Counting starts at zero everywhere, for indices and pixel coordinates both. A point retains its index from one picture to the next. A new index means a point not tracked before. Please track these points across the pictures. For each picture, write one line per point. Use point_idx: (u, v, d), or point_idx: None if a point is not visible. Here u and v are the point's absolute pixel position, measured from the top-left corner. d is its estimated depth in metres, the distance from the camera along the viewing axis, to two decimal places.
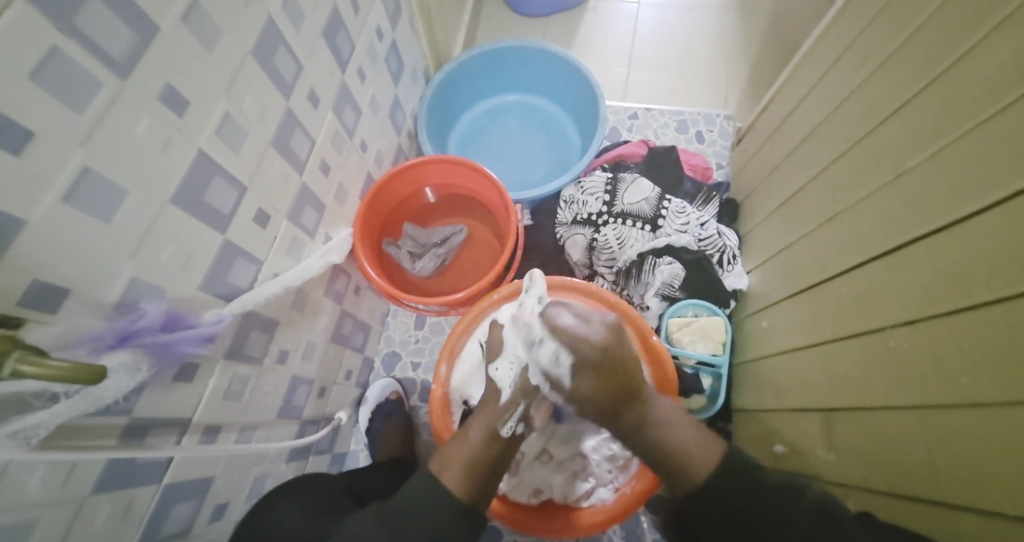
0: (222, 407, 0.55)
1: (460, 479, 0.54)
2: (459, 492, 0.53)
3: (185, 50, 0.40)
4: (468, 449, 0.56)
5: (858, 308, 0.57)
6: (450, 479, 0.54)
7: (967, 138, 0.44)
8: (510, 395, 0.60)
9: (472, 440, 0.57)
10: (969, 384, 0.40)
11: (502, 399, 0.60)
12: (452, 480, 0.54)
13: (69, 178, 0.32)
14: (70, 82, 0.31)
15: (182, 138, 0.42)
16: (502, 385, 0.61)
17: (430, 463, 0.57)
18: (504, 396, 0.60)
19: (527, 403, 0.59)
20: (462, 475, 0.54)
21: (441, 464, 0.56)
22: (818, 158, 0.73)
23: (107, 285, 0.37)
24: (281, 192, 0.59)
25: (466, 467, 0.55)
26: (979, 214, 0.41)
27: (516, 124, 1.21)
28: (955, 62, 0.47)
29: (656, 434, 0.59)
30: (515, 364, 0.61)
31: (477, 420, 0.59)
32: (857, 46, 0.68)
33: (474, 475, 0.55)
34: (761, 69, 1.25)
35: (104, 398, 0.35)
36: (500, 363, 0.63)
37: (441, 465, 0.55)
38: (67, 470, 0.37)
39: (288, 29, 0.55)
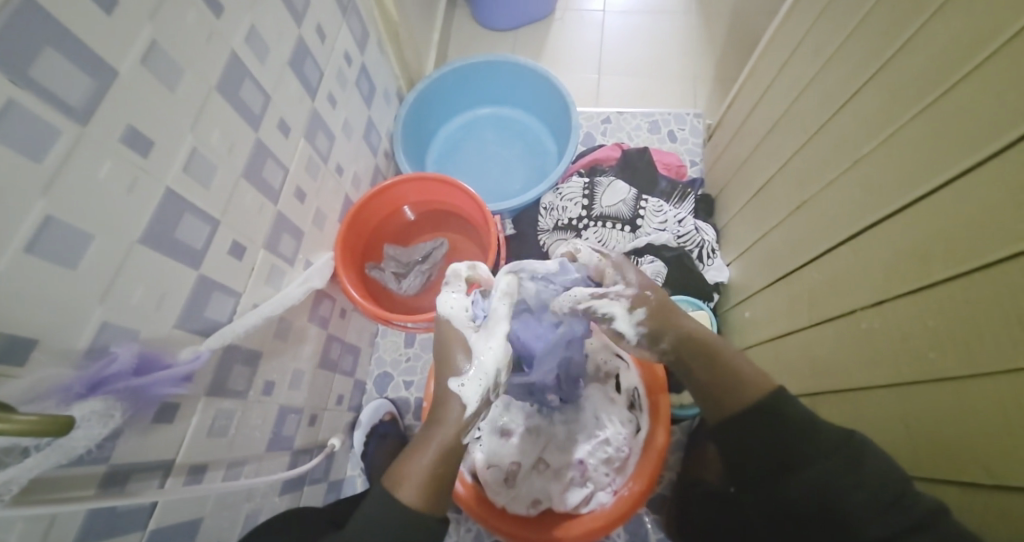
0: (207, 445, 0.54)
1: (415, 491, 0.49)
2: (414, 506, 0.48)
3: (147, 90, 0.40)
4: (426, 465, 0.50)
5: (829, 294, 0.59)
6: (406, 496, 0.49)
7: (914, 123, 0.46)
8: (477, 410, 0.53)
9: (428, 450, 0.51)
10: (936, 360, 0.41)
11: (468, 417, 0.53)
12: (406, 493, 0.49)
13: (32, 227, 0.32)
14: (26, 134, 0.31)
15: (149, 178, 0.42)
16: (470, 403, 0.52)
17: (384, 477, 0.51)
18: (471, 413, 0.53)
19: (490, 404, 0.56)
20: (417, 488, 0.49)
21: (396, 476, 0.50)
22: (782, 150, 0.75)
23: (76, 332, 0.36)
24: (256, 222, 0.59)
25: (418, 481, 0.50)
26: (930, 195, 0.43)
27: (491, 136, 1.22)
28: (898, 50, 0.49)
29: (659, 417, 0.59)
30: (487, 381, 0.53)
31: (439, 428, 0.53)
32: (808, 40, 0.70)
33: (433, 492, 0.50)
34: (727, 67, 1.28)
35: (75, 449, 0.35)
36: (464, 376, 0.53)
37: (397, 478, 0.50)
38: (45, 525, 0.36)
39: (253, 61, 0.55)
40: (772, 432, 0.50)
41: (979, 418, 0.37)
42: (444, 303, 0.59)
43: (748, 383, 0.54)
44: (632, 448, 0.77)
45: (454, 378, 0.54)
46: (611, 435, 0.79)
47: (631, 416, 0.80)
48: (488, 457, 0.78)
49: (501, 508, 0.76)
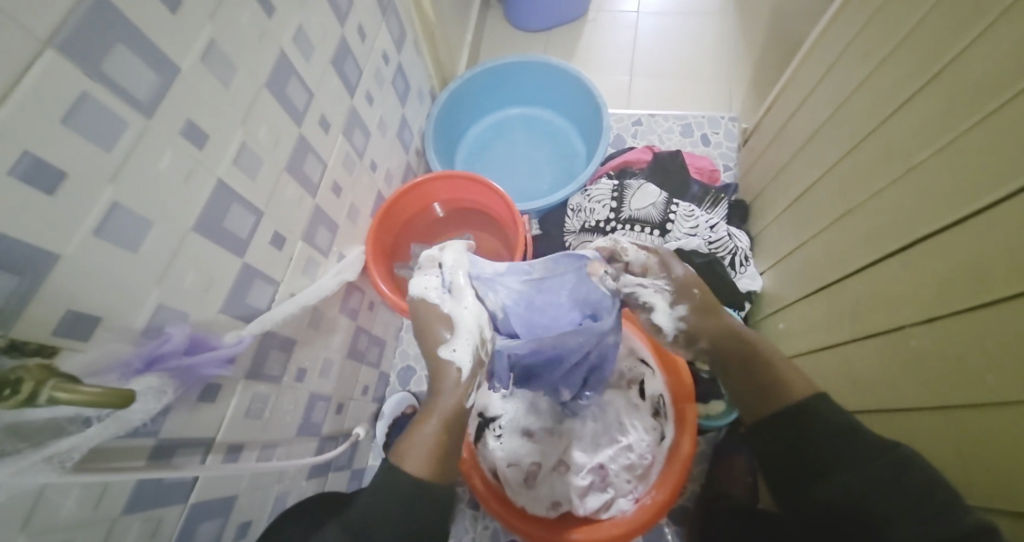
0: (244, 426, 0.56)
1: (427, 463, 0.49)
2: (425, 477, 0.48)
3: (205, 86, 0.42)
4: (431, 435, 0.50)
5: (874, 307, 0.57)
6: (416, 467, 0.48)
7: (973, 133, 0.45)
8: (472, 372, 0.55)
9: (435, 418, 0.51)
10: (993, 383, 0.40)
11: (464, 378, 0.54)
12: (413, 466, 0.48)
13: (100, 212, 0.34)
14: (97, 124, 0.33)
15: (203, 169, 0.44)
16: (462, 364, 0.54)
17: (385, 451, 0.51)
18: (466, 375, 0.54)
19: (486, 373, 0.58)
20: (431, 462, 0.49)
21: (400, 451, 0.49)
22: (824, 157, 0.73)
23: (134, 312, 0.39)
24: (296, 214, 0.61)
25: (427, 453, 0.49)
26: (993, 208, 0.41)
27: (521, 136, 1.23)
28: (957, 57, 0.48)
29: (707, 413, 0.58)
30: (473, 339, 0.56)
31: (440, 399, 0.53)
32: (856, 45, 0.69)
33: (441, 463, 0.49)
34: (765, 70, 1.26)
35: (131, 421, 0.37)
36: (455, 342, 0.56)
37: (398, 452, 0.49)
38: (98, 492, 0.39)
39: (299, 59, 0.57)
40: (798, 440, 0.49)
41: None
42: (419, 285, 0.62)
43: (787, 385, 0.53)
44: (655, 456, 0.78)
45: (446, 345, 0.55)
46: (634, 441, 0.78)
47: (655, 424, 0.80)
48: (508, 456, 0.80)
49: (520, 507, 0.77)
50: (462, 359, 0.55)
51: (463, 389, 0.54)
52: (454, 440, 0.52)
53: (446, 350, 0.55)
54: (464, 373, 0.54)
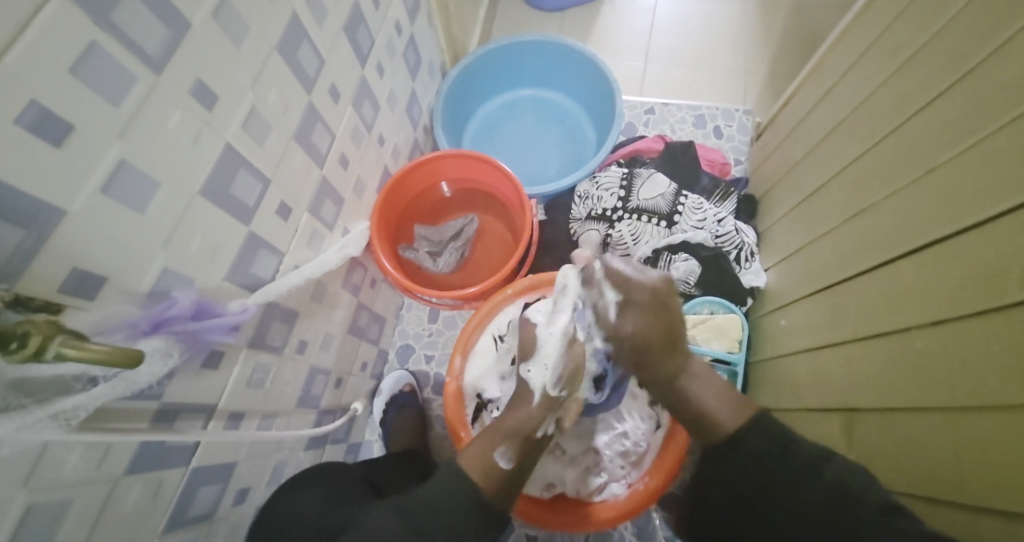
0: (245, 395, 0.56)
1: (485, 473, 0.55)
2: (483, 488, 0.54)
3: (215, 45, 0.41)
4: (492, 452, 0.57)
5: (883, 307, 0.57)
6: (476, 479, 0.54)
7: (1001, 133, 0.43)
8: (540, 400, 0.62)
9: (504, 442, 0.58)
10: (998, 385, 0.40)
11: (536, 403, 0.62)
12: (474, 470, 0.55)
13: (107, 168, 0.33)
14: (107, 77, 0.32)
15: (212, 132, 0.43)
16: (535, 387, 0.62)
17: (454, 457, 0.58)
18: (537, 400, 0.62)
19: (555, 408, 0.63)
20: (493, 474, 0.55)
21: (466, 456, 0.57)
22: (843, 153, 0.72)
23: (140, 274, 0.38)
24: (302, 185, 0.60)
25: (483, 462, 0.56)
26: (1013, 211, 0.40)
27: (531, 119, 1.21)
28: (991, 54, 0.46)
29: (686, 390, 0.62)
30: (549, 369, 0.62)
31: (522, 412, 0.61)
32: (885, 39, 0.67)
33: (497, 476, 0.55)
34: (782, 64, 1.23)
35: (137, 383, 0.37)
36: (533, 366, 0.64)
37: (465, 458, 0.56)
38: (101, 452, 0.39)
39: (312, 24, 0.55)
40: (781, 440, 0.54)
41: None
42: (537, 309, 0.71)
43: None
44: (650, 444, 0.78)
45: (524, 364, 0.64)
46: (630, 429, 0.79)
47: (652, 412, 0.80)
48: None
49: None
50: (539, 381, 0.62)
51: (539, 413, 0.61)
52: (521, 467, 0.58)
53: (524, 370, 0.64)
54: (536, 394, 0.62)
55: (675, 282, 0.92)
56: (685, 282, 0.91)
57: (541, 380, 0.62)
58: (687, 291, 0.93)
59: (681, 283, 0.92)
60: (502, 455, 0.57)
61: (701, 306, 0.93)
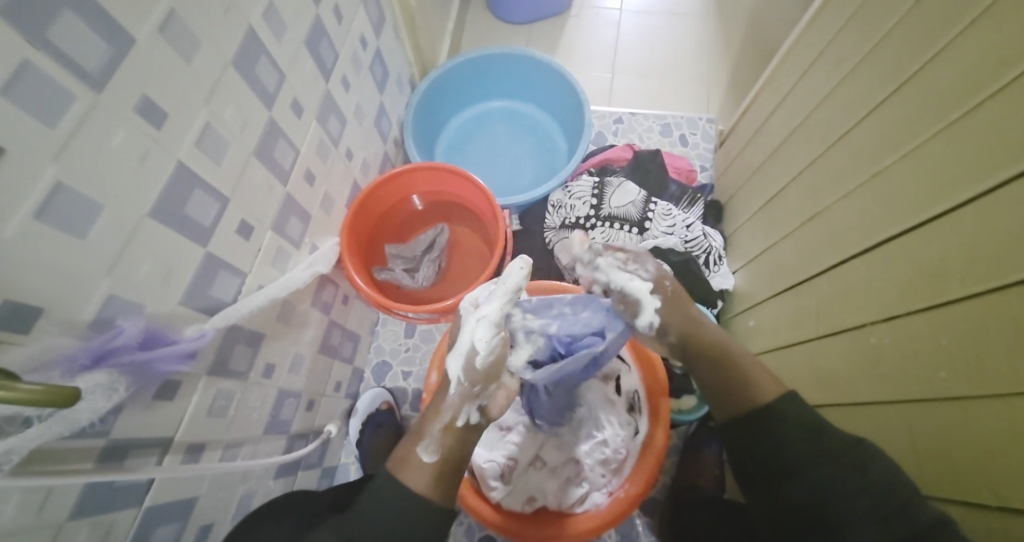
0: (206, 424, 0.54)
1: (423, 478, 0.50)
2: (421, 490, 0.49)
3: (163, 60, 0.39)
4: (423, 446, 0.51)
5: (839, 307, 0.58)
6: (413, 481, 0.49)
7: (936, 140, 0.45)
8: (458, 390, 0.52)
9: (429, 435, 0.52)
10: (947, 378, 0.41)
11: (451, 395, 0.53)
12: (412, 479, 0.49)
13: (42, 193, 0.31)
14: (40, 97, 0.30)
15: (161, 150, 0.41)
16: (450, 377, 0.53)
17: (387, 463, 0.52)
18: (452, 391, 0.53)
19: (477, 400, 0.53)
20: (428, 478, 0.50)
21: (397, 461, 0.51)
22: (797, 159, 0.74)
23: (82, 304, 0.36)
24: (264, 201, 0.58)
25: (419, 470, 0.50)
26: (952, 212, 0.42)
27: (502, 130, 1.21)
28: (927, 63, 0.48)
29: None
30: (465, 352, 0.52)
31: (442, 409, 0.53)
32: (831, 50, 0.69)
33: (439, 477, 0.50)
34: (742, 74, 1.28)
35: (78, 421, 0.34)
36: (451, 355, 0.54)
37: (397, 464, 0.51)
38: (41, 498, 0.36)
39: (270, 38, 0.54)
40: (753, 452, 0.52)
41: (984, 441, 0.37)
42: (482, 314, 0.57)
43: (757, 389, 0.54)
44: (629, 450, 0.77)
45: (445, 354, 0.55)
46: (610, 436, 0.78)
47: (630, 419, 0.80)
48: (485, 451, 0.78)
49: (495, 503, 0.76)
50: (454, 371, 0.53)
51: (454, 405, 0.52)
52: (451, 458, 0.51)
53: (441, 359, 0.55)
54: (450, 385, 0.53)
55: None
56: None
57: (457, 371, 0.52)
58: None
59: None
60: (428, 450, 0.51)
61: None
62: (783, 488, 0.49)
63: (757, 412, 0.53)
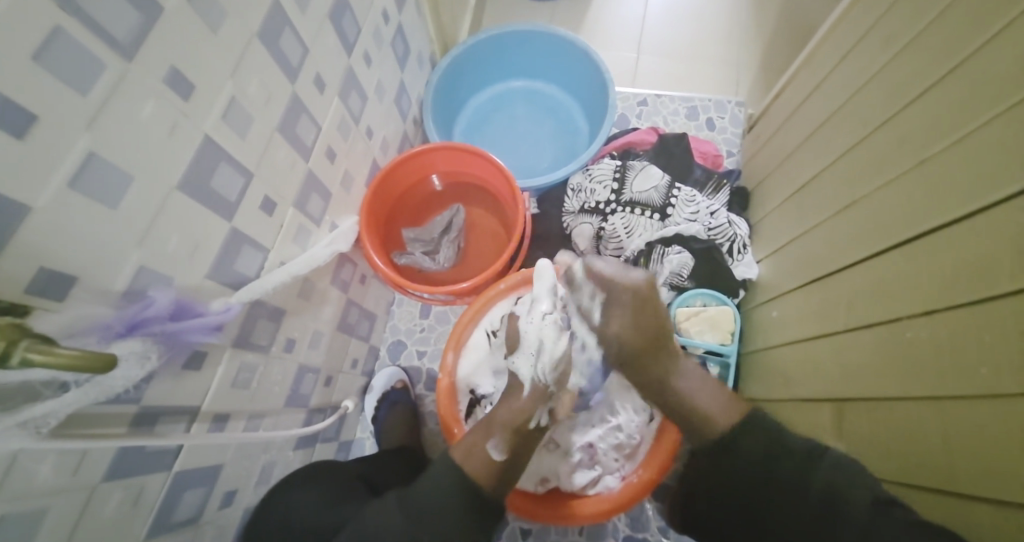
0: (230, 395, 0.55)
1: (482, 467, 0.59)
2: (481, 481, 0.59)
3: (191, 31, 0.39)
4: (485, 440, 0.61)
5: (872, 299, 0.57)
6: (473, 468, 0.59)
7: (992, 126, 0.43)
8: (530, 391, 0.66)
9: (497, 434, 0.62)
10: (988, 377, 0.40)
11: (525, 392, 0.66)
12: (472, 465, 0.59)
13: (74, 162, 0.31)
14: (70, 65, 0.30)
15: (188, 123, 0.41)
16: (523, 377, 0.67)
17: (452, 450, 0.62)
18: (527, 388, 0.66)
19: (546, 401, 0.67)
20: (485, 465, 0.60)
21: (464, 450, 0.61)
22: (835, 146, 0.71)
23: (113, 272, 0.36)
24: (287, 178, 0.58)
25: (480, 459, 0.60)
26: (1003, 203, 0.40)
27: (523, 111, 1.19)
28: (982, 46, 0.46)
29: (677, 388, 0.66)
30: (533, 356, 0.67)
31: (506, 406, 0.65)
32: (876, 31, 0.66)
33: (493, 469, 0.60)
34: (774, 56, 1.23)
35: (112, 388, 0.35)
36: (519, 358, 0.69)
37: (465, 451, 0.61)
38: (77, 459, 0.37)
39: (295, 11, 0.53)
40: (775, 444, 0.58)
41: (1016, 432, 0.37)
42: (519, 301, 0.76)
43: None
44: (643, 437, 0.78)
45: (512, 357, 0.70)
46: (624, 422, 0.79)
47: (646, 406, 0.79)
48: None
49: None
50: (527, 371, 0.67)
51: (529, 405, 0.65)
52: (513, 457, 0.62)
53: (512, 363, 0.69)
54: (525, 386, 0.67)
55: (667, 275, 0.90)
56: (678, 274, 0.90)
57: (528, 371, 0.67)
58: (679, 284, 0.91)
59: (674, 276, 0.90)
60: (494, 448, 0.61)
61: (693, 299, 0.92)
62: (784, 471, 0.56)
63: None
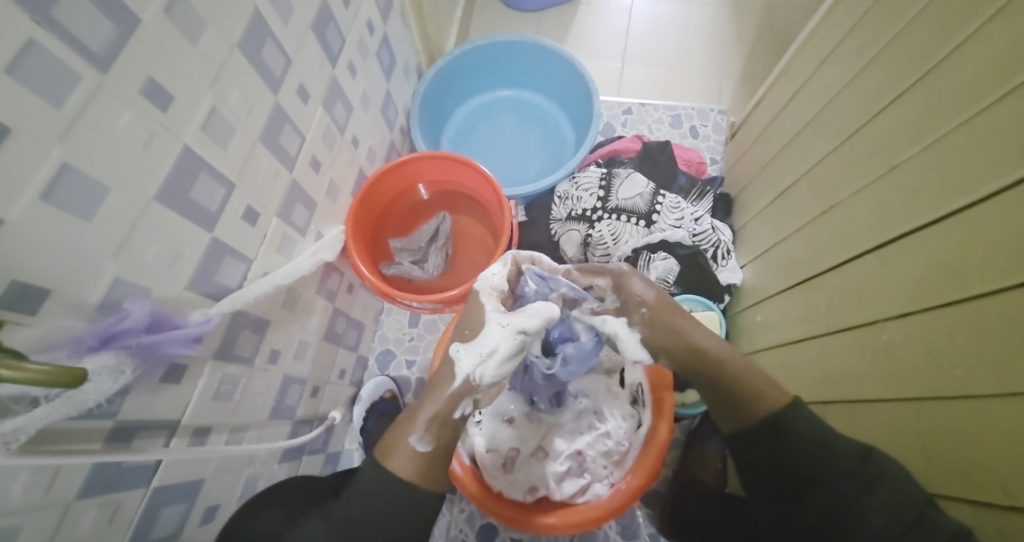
0: (212, 408, 0.54)
1: (411, 464, 0.55)
2: (412, 479, 0.54)
3: (169, 43, 0.39)
4: (410, 437, 0.55)
5: (850, 303, 0.58)
6: (396, 465, 0.54)
7: (959, 133, 0.44)
8: (460, 387, 0.54)
9: (419, 428, 0.55)
10: (962, 377, 0.40)
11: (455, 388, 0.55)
12: (398, 464, 0.54)
13: (48, 173, 0.31)
14: (45, 77, 0.30)
15: (167, 133, 0.41)
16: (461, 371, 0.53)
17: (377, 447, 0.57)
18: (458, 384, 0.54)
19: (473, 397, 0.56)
20: (414, 463, 0.55)
21: (388, 448, 0.56)
22: (812, 153, 0.73)
23: (89, 285, 0.36)
24: (271, 188, 0.58)
25: (408, 455, 0.55)
26: (972, 208, 0.41)
27: (510, 120, 1.20)
28: (950, 52, 0.47)
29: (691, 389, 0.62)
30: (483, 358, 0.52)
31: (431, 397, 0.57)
32: (849, 42, 0.68)
33: (423, 465, 0.55)
34: (755, 65, 1.25)
35: (84, 402, 0.34)
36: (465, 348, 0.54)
37: (386, 450, 0.56)
38: (50, 476, 0.36)
39: (277, 23, 0.53)
40: (780, 459, 0.55)
41: (991, 432, 0.37)
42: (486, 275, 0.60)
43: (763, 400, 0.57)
44: (631, 443, 0.78)
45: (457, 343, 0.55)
46: (612, 429, 0.78)
47: (633, 411, 0.80)
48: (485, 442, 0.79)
49: (497, 491, 0.77)
50: (466, 366, 0.53)
51: (450, 400, 0.55)
52: (439, 447, 0.56)
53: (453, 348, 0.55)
54: (457, 379, 0.54)
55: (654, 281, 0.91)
56: (665, 280, 0.91)
57: (467, 368, 0.53)
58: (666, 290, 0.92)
59: (661, 282, 0.91)
60: (421, 442, 0.55)
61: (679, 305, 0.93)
62: (804, 499, 0.53)
63: (768, 421, 0.56)
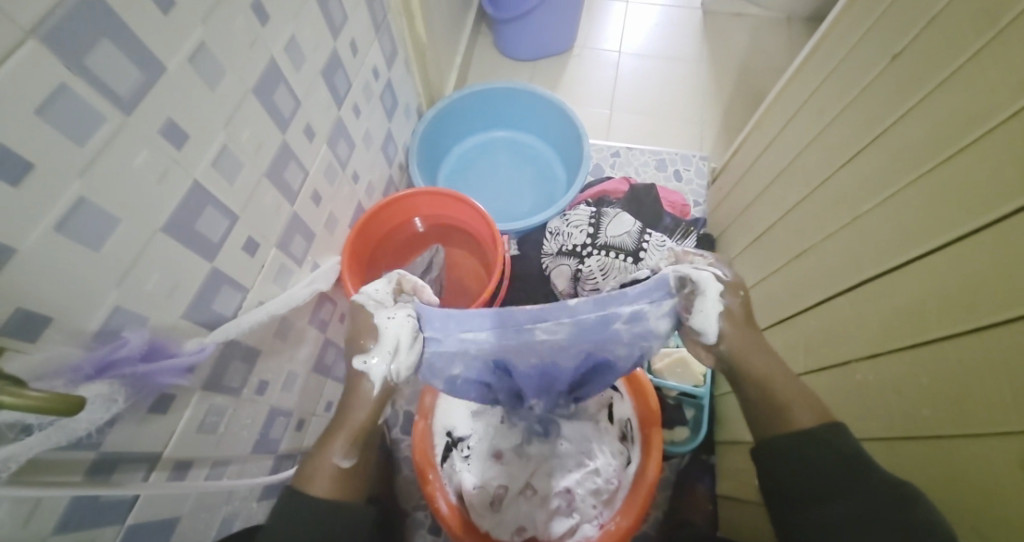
0: (195, 441, 0.53)
1: (332, 484, 0.47)
2: (334, 499, 0.46)
3: (189, 87, 0.41)
4: (331, 455, 0.47)
5: (824, 343, 0.60)
6: (318, 489, 0.46)
7: (912, 189, 0.48)
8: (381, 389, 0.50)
9: (343, 442, 0.48)
10: (928, 417, 0.42)
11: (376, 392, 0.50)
12: (318, 486, 0.46)
13: (65, 206, 0.32)
14: (73, 120, 0.31)
15: (180, 170, 0.42)
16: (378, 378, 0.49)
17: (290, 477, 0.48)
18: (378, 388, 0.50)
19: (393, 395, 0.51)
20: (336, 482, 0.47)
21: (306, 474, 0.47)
22: (785, 200, 0.77)
23: (89, 315, 0.37)
24: (271, 221, 0.60)
25: (330, 477, 0.47)
26: (927, 256, 0.44)
27: (504, 159, 1.25)
28: (901, 116, 0.52)
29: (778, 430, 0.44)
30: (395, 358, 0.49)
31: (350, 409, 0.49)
32: (813, 101, 0.74)
33: (346, 483, 0.48)
34: (733, 116, 1.33)
35: (74, 431, 0.35)
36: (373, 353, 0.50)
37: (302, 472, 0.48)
38: (29, 508, 0.36)
39: (289, 68, 0.56)
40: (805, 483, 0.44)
41: (959, 469, 0.39)
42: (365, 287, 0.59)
43: None
44: (622, 481, 0.77)
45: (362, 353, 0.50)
46: (601, 465, 0.78)
47: (622, 448, 0.80)
48: (473, 479, 0.78)
49: (484, 532, 0.75)
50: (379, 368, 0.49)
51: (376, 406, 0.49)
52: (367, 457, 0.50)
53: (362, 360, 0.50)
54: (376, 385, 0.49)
55: None
56: None
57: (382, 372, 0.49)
58: None
59: None
60: (345, 457, 0.48)
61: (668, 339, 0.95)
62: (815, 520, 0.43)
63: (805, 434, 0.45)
